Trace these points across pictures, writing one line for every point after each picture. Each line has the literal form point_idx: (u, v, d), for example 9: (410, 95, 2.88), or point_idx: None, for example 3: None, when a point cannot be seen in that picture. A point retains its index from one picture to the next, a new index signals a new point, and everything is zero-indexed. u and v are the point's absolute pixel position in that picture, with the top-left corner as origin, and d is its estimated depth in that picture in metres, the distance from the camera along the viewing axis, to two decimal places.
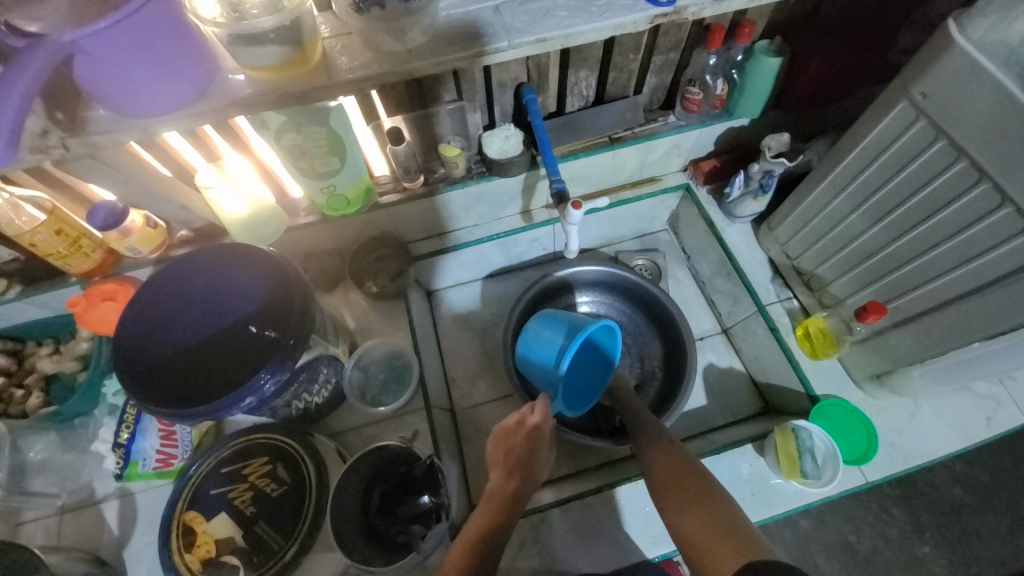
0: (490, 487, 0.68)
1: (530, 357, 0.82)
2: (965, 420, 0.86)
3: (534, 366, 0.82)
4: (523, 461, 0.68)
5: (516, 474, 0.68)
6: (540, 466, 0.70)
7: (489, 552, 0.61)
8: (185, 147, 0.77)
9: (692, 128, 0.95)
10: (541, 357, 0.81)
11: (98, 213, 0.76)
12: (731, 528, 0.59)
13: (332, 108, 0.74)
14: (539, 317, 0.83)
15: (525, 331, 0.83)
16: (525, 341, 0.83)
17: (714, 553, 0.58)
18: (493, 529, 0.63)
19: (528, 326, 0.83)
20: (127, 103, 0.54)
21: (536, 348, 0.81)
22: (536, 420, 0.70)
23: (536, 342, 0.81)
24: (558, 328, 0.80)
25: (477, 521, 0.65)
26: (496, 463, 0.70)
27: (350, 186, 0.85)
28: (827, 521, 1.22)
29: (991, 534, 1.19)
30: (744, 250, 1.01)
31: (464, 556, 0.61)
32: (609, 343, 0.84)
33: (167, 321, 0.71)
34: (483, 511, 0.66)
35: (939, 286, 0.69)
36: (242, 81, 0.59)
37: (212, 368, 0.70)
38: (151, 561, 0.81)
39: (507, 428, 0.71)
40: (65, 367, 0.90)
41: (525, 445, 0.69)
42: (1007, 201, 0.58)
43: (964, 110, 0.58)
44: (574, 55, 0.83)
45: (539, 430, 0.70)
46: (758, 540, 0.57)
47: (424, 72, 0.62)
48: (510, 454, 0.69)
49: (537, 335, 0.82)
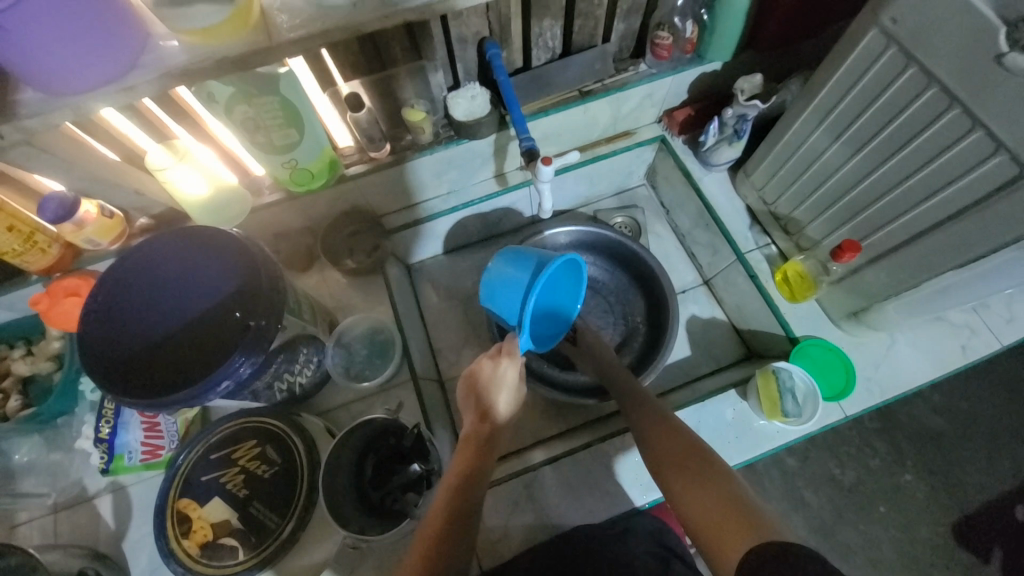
0: (465, 432, 0.68)
1: (495, 298, 0.74)
2: (941, 350, 0.88)
3: (501, 307, 0.74)
4: (494, 405, 0.68)
5: (489, 419, 0.68)
6: (512, 408, 0.70)
7: (470, 500, 0.61)
8: (132, 129, 0.73)
9: (664, 75, 0.92)
10: (507, 297, 0.73)
11: (48, 205, 0.72)
12: (732, 503, 0.58)
13: (282, 74, 0.69)
14: (500, 255, 0.74)
15: (486, 270, 0.74)
16: (487, 280, 0.74)
17: (721, 532, 0.56)
18: (471, 472, 0.63)
19: (490, 267, 0.73)
20: (49, 81, 0.50)
21: (499, 286, 0.73)
22: (505, 363, 0.68)
23: (499, 282, 0.73)
24: (521, 266, 0.71)
25: (456, 469, 0.64)
26: (469, 409, 0.69)
27: (313, 159, 0.82)
28: (812, 457, 1.28)
29: (966, 457, 1.25)
30: (722, 200, 1.00)
31: (446, 506, 0.61)
32: (577, 273, 0.77)
33: (134, 311, 0.68)
34: (460, 457, 0.65)
35: (916, 216, 0.68)
36: (176, 48, 0.55)
37: (183, 353, 0.67)
38: (151, 549, 0.81)
39: (473, 372, 0.69)
40: (40, 367, 0.88)
41: (493, 389, 0.68)
42: (978, 124, 0.57)
43: (933, 35, 0.57)
44: (535, 3, 0.79)
45: (506, 371, 0.68)
46: (764, 517, 0.56)
47: (374, 27, 0.58)
48: (482, 400, 0.68)
49: (500, 273, 0.73)
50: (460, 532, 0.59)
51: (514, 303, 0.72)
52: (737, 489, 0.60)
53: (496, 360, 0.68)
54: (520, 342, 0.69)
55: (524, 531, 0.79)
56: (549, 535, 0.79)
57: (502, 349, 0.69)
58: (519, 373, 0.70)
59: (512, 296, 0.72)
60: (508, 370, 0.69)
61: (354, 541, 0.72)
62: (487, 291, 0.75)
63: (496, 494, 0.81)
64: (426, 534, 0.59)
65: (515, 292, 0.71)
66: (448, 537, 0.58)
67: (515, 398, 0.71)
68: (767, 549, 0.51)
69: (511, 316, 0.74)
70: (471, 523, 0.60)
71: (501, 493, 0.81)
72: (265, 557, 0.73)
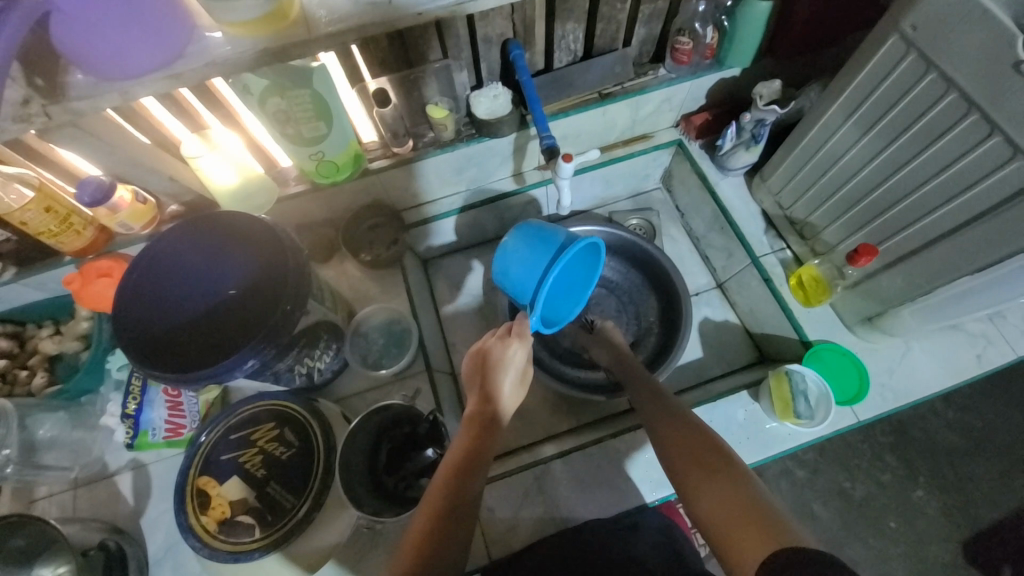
0: (468, 413, 0.66)
1: (509, 271, 0.77)
2: (955, 358, 0.88)
3: (515, 280, 0.76)
4: (498, 387, 0.67)
5: (494, 400, 0.66)
6: (514, 393, 0.69)
7: (471, 482, 0.60)
8: (168, 117, 0.76)
9: (683, 80, 0.93)
10: (522, 272, 0.75)
11: (87, 188, 0.75)
12: (751, 505, 0.54)
13: (314, 68, 0.72)
14: (518, 227, 0.76)
15: (503, 242, 0.76)
16: (503, 253, 0.77)
17: (735, 533, 0.53)
18: (473, 454, 0.62)
19: (506, 242, 0.76)
20: (102, 65, 0.53)
21: (513, 258, 0.76)
22: (514, 344, 0.68)
23: (516, 256, 0.75)
24: (540, 242, 0.73)
25: (458, 448, 0.63)
26: (475, 390, 0.68)
27: (339, 152, 0.84)
28: (823, 469, 1.27)
29: (979, 475, 1.24)
30: (738, 203, 1.01)
31: (445, 486, 0.60)
32: (591, 270, 0.78)
33: (170, 291, 0.72)
34: (463, 437, 0.64)
35: (936, 219, 0.68)
36: (220, 40, 0.57)
37: (218, 330, 0.72)
38: (168, 527, 0.84)
39: (482, 350, 0.69)
40: (67, 347, 0.91)
41: (498, 370, 0.67)
42: (996, 130, 0.57)
43: (953, 41, 0.58)
44: (559, 6, 0.81)
45: (514, 353, 0.68)
46: (783, 521, 0.52)
47: (406, 23, 0.61)
48: (487, 382, 0.67)
49: (517, 248, 0.75)
50: (459, 513, 0.58)
51: (530, 278, 0.74)
52: (752, 490, 0.56)
53: (505, 341, 0.68)
54: (531, 322, 0.71)
55: (533, 524, 0.80)
56: (557, 528, 0.79)
57: (513, 330, 0.69)
58: (528, 357, 0.70)
59: (528, 270, 0.74)
60: (516, 352, 0.68)
61: (369, 522, 0.74)
62: (502, 264, 0.77)
63: (506, 486, 0.82)
64: (425, 514, 0.58)
65: (531, 265, 0.74)
66: (446, 518, 0.57)
67: (519, 384, 0.70)
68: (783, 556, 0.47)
69: (523, 289, 0.75)
70: (471, 506, 0.59)
71: (511, 485, 0.82)
72: (279, 537, 0.75)
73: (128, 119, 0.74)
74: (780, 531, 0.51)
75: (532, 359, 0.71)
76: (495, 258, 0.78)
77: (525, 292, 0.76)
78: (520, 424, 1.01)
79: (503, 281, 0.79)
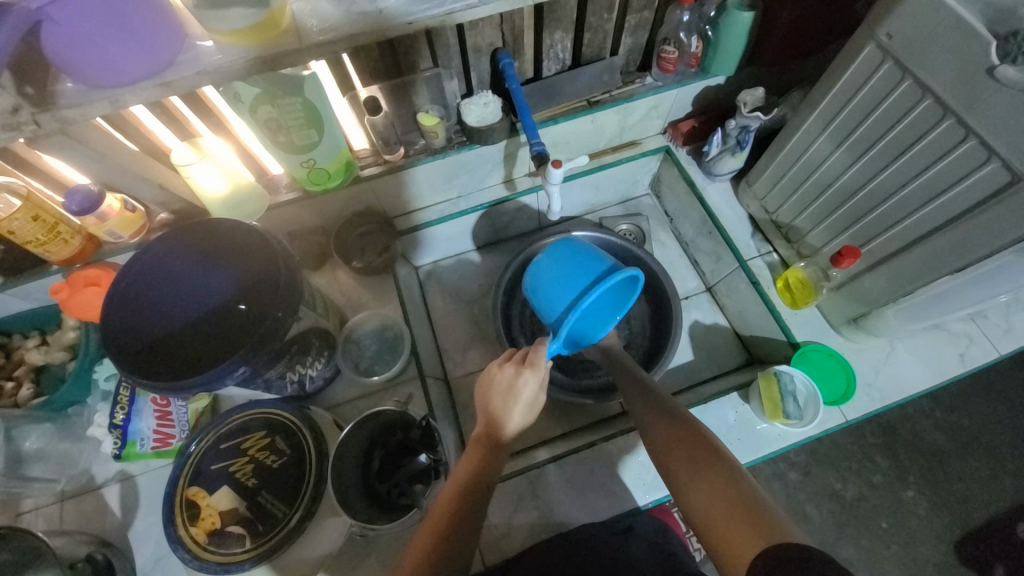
0: (476, 434, 0.67)
1: (540, 288, 0.78)
2: (939, 358, 0.90)
3: (546, 297, 0.77)
4: (506, 412, 0.65)
5: (501, 424, 0.65)
6: (524, 422, 0.67)
7: (476, 498, 0.61)
8: (159, 126, 0.77)
9: (670, 87, 0.95)
10: (554, 290, 0.77)
11: (75, 197, 0.74)
12: (744, 505, 0.54)
13: (306, 77, 0.72)
14: (553, 247, 0.80)
15: (536, 259, 0.79)
16: (536, 269, 0.79)
17: (727, 533, 0.53)
18: (476, 471, 0.62)
19: (540, 259, 0.79)
20: (94, 73, 0.53)
21: (547, 276, 0.78)
22: (527, 373, 0.66)
23: (550, 277, 0.77)
24: (577, 266, 0.76)
25: (463, 466, 0.64)
26: (480, 410, 0.68)
27: (331, 159, 0.84)
28: (814, 471, 1.28)
29: (967, 474, 1.25)
30: (724, 208, 1.03)
31: (450, 502, 0.61)
32: (620, 303, 0.79)
33: (172, 300, 0.72)
34: (468, 456, 0.65)
35: (914, 221, 0.70)
36: (211, 48, 0.58)
37: (217, 331, 0.72)
38: (157, 539, 0.83)
39: (493, 374, 0.68)
40: (54, 357, 0.90)
41: (507, 397, 0.66)
42: (970, 134, 0.59)
43: (927, 48, 0.60)
44: (547, 16, 0.83)
45: (526, 381, 0.66)
46: (776, 519, 0.52)
47: (398, 32, 0.62)
48: (493, 406, 0.66)
49: (552, 267, 0.78)
50: (462, 523, 0.59)
51: (561, 298, 0.76)
52: (749, 491, 0.56)
53: (519, 368, 0.66)
54: (548, 348, 0.70)
55: (527, 529, 0.80)
56: (551, 533, 0.79)
57: (527, 357, 0.67)
58: (540, 385, 0.67)
59: (561, 289, 0.76)
60: (528, 382, 0.66)
61: (362, 530, 0.74)
62: (535, 280, 0.79)
63: (500, 491, 0.81)
64: (428, 527, 0.59)
65: (568, 284, 0.75)
66: (449, 532, 0.58)
67: (530, 412, 0.67)
68: (775, 555, 0.47)
69: (551, 307, 0.77)
70: (475, 517, 0.60)
71: (505, 490, 0.82)
72: (270, 547, 0.74)
73: (117, 127, 0.75)
74: (775, 530, 0.50)
75: (545, 386, 0.68)
76: (527, 273, 0.80)
77: (554, 310, 0.77)
78: None
79: (531, 298, 0.80)
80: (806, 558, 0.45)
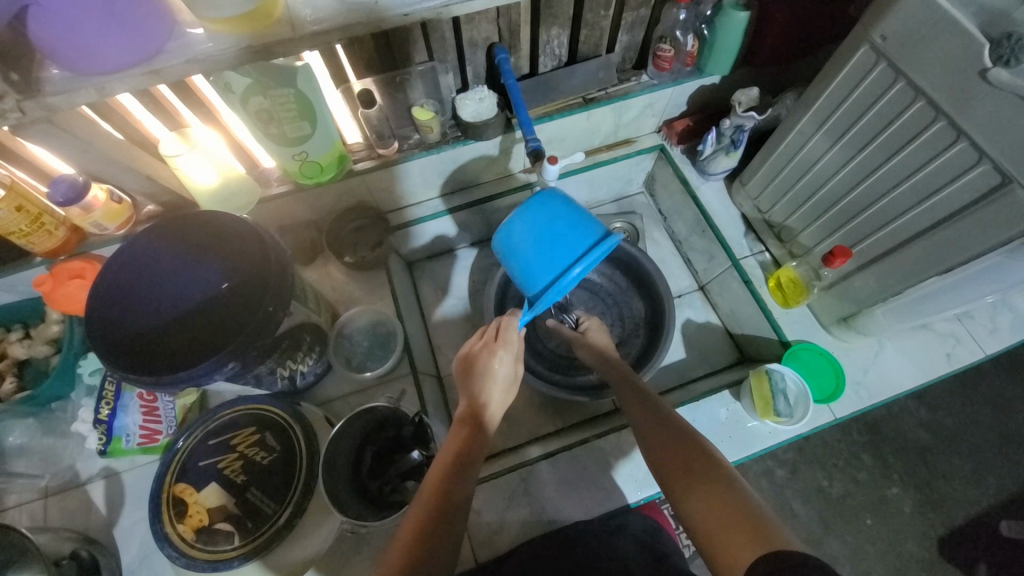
0: (458, 416, 0.68)
1: (515, 254, 0.71)
2: (927, 357, 0.91)
3: (521, 264, 0.71)
4: (486, 393, 0.69)
5: (484, 405, 0.68)
6: (502, 402, 0.70)
7: (464, 486, 0.60)
8: (147, 115, 0.76)
9: (665, 86, 0.95)
10: (530, 262, 0.69)
11: (59, 187, 0.72)
12: (740, 508, 0.54)
13: (299, 68, 0.71)
14: (529, 206, 0.69)
15: (508, 221, 0.70)
16: (509, 231, 0.70)
17: (724, 536, 0.53)
18: (463, 453, 0.62)
19: (512, 222, 0.69)
20: (80, 60, 0.52)
21: (520, 238, 0.70)
22: (500, 350, 0.70)
23: (525, 245, 0.69)
24: (554, 236, 0.67)
25: (448, 449, 0.64)
26: (465, 394, 0.70)
27: (323, 153, 0.83)
28: (802, 468, 1.30)
29: (951, 471, 1.28)
30: (717, 207, 1.04)
31: (437, 487, 0.59)
32: None
33: (158, 299, 0.71)
34: (452, 439, 0.65)
35: (904, 222, 0.71)
36: (202, 36, 0.57)
37: (209, 329, 0.70)
38: (142, 536, 0.81)
39: (470, 355, 0.71)
40: (37, 352, 0.87)
41: (485, 378, 0.69)
42: (962, 136, 0.60)
43: (921, 51, 0.60)
44: (544, 11, 0.82)
45: (501, 360, 0.70)
46: (772, 524, 0.52)
47: (393, 23, 0.61)
48: (474, 389, 0.69)
49: (527, 233, 0.69)
50: (450, 510, 0.58)
51: (538, 272, 0.69)
52: (745, 494, 0.56)
53: (494, 348, 0.70)
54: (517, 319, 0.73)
55: (519, 527, 0.79)
56: (543, 530, 0.79)
57: (500, 334, 0.72)
58: (514, 360, 0.72)
59: (538, 261, 0.69)
60: (502, 360, 0.70)
61: (353, 527, 0.73)
62: (507, 244, 0.71)
63: (492, 488, 0.81)
64: (415, 514, 0.58)
65: (546, 254, 0.68)
66: (439, 516, 0.57)
67: (508, 390, 0.71)
68: (774, 558, 0.47)
69: (526, 278, 0.71)
70: (463, 507, 0.59)
71: (496, 486, 0.81)
72: (261, 544, 0.73)
73: (103, 115, 0.73)
74: (772, 534, 0.51)
75: (520, 360, 0.73)
76: (497, 234, 0.72)
77: (529, 282, 0.71)
78: (507, 425, 1.01)
79: (502, 260, 0.74)
80: (802, 563, 0.46)
